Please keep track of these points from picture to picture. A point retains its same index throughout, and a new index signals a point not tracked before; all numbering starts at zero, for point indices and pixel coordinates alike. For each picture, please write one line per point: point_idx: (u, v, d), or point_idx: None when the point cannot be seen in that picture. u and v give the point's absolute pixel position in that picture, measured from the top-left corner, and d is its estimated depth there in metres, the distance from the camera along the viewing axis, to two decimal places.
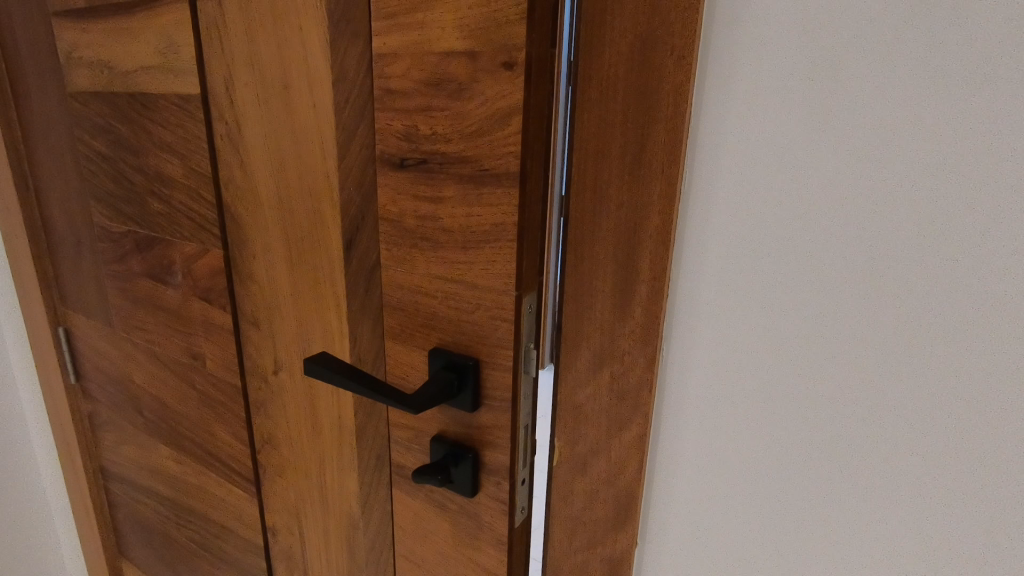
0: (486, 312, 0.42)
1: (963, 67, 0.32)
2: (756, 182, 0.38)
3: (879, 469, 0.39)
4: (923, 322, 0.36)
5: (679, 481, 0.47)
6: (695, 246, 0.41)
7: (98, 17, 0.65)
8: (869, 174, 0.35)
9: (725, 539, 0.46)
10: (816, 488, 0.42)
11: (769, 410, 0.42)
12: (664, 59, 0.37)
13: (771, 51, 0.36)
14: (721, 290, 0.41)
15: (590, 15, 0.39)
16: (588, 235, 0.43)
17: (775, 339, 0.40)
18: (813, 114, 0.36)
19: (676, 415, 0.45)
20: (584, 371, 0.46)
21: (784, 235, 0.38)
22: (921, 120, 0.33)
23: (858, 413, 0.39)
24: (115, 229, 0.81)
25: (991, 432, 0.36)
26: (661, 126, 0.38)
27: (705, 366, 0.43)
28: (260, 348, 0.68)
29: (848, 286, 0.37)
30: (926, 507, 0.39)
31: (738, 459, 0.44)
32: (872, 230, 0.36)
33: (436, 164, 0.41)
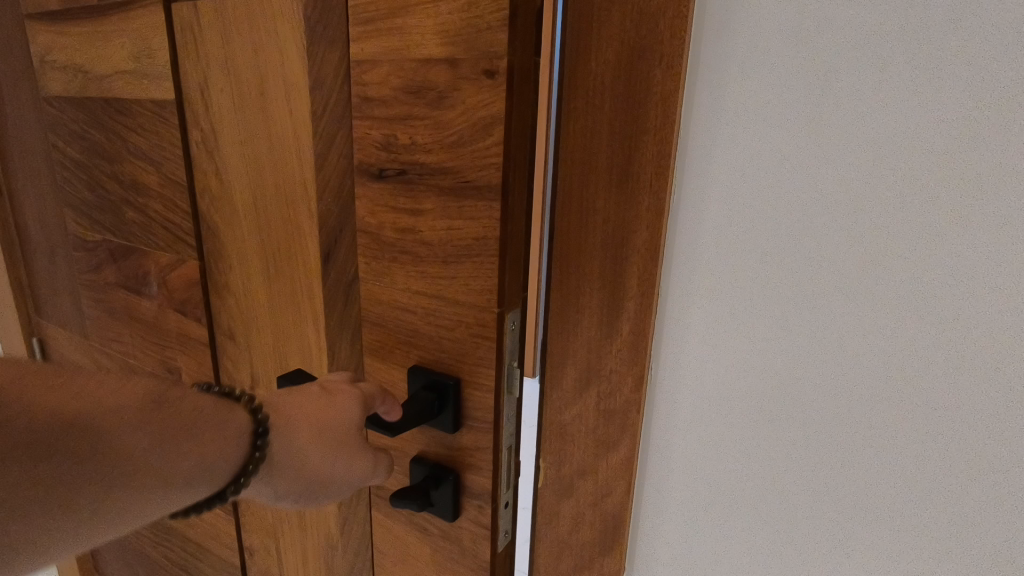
0: (467, 329, 0.41)
1: (948, 79, 0.33)
2: (746, 188, 0.39)
3: (869, 476, 0.39)
4: (913, 329, 0.36)
5: (670, 490, 0.46)
6: (686, 252, 0.41)
7: (72, 21, 0.63)
8: (856, 182, 0.36)
9: (716, 548, 0.46)
10: (807, 495, 0.42)
11: (759, 415, 0.42)
12: (652, 68, 0.37)
13: (761, 62, 0.37)
14: (712, 296, 0.41)
15: (577, 25, 0.39)
16: (575, 246, 0.42)
17: (764, 344, 0.40)
18: (801, 122, 0.37)
19: (667, 422, 0.45)
20: (570, 392, 0.46)
21: (773, 241, 0.39)
22: (906, 129, 0.34)
23: (846, 418, 0.39)
24: (90, 237, 0.78)
25: (982, 439, 0.36)
26: (648, 137, 0.38)
27: (695, 373, 0.43)
28: (236, 363, 0.66)
29: (836, 292, 0.38)
30: (918, 516, 0.39)
31: (729, 466, 0.44)
32: (860, 236, 0.36)
33: (415, 175, 0.39)
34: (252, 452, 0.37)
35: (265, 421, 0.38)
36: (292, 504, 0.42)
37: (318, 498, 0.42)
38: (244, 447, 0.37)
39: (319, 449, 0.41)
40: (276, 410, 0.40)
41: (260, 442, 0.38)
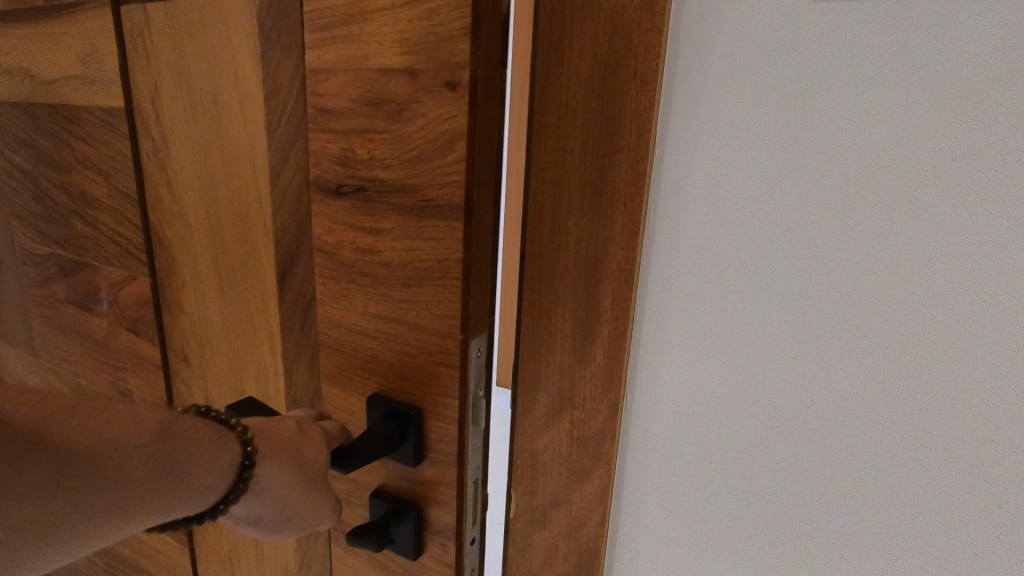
0: (429, 357, 0.38)
1: (922, 97, 0.33)
2: (724, 201, 0.39)
3: (847, 484, 0.40)
4: (890, 340, 0.37)
5: (649, 501, 0.46)
6: (663, 265, 0.41)
7: (18, 22, 0.60)
8: (833, 196, 0.36)
9: (697, 559, 0.46)
10: (785, 504, 0.42)
11: (737, 427, 0.42)
12: (626, 82, 0.35)
13: (738, 77, 0.37)
14: (689, 311, 0.41)
15: (546, 38, 0.37)
16: (546, 268, 0.40)
17: (743, 357, 0.40)
18: (781, 136, 0.37)
19: (644, 434, 0.45)
20: (541, 419, 0.43)
21: (751, 255, 0.39)
22: (882, 145, 0.35)
23: (824, 427, 0.40)
24: (38, 249, 0.74)
25: (956, 444, 0.37)
26: (622, 156, 0.37)
27: (674, 386, 0.43)
28: (190, 386, 0.62)
29: (812, 306, 0.38)
30: (895, 520, 0.40)
31: (707, 478, 0.44)
32: (835, 251, 0.37)
33: (373, 192, 0.36)
34: (235, 484, 0.37)
35: (255, 453, 0.37)
36: (253, 531, 0.41)
37: (282, 529, 0.41)
38: (229, 476, 0.36)
39: (296, 482, 0.40)
40: (265, 435, 0.39)
41: (247, 472, 0.37)
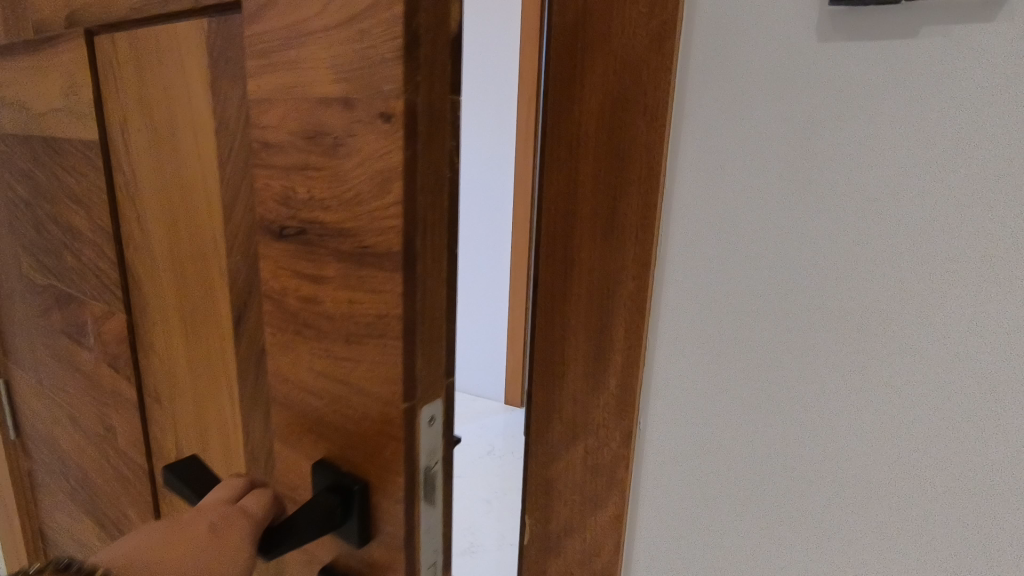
0: (373, 425, 0.33)
1: (884, 140, 0.44)
2: (723, 226, 0.51)
3: (831, 446, 0.51)
4: (860, 333, 0.48)
5: (661, 473, 0.58)
6: (674, 273, 0.53)
7: (13, 55, 0.59)
8: (811, 220, 0.47)
9: (697, 521, 0.58)
10: (777, 467, 0.53)
11: (736, 404, 0.53)
12: (636, 118, 0.48)
13: (739, 116, 0.48)
14: (695, 312, 0.53)
15: (560, 106, 0.51)
16: (567, 282, 0.53)
17: (743, 346, 0.52)
18: (774, 168, 0.48)
19: (659, 413, 0.57)
20: (561, 443, 0.57)
21: (749, 267, 0.50)
22: (849, 178, 0.46)
23: (806, 401, 0.51)
24: (37, 276, 0.73)
25: (920, 413, 0.47)
26: (633, 181, 0.49)
27: (686, 371, 0.55)
28: (162, 430, 0.58)
29: (799, 301, 0.49)
30: (870, 480, 0.50)
31: (711, 451, 0.56)
32: (814, 263, 0.48)
33: (314, 236, 0.32)
34: None
35: None
36: None
37: None
38: None
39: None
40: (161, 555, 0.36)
41: None
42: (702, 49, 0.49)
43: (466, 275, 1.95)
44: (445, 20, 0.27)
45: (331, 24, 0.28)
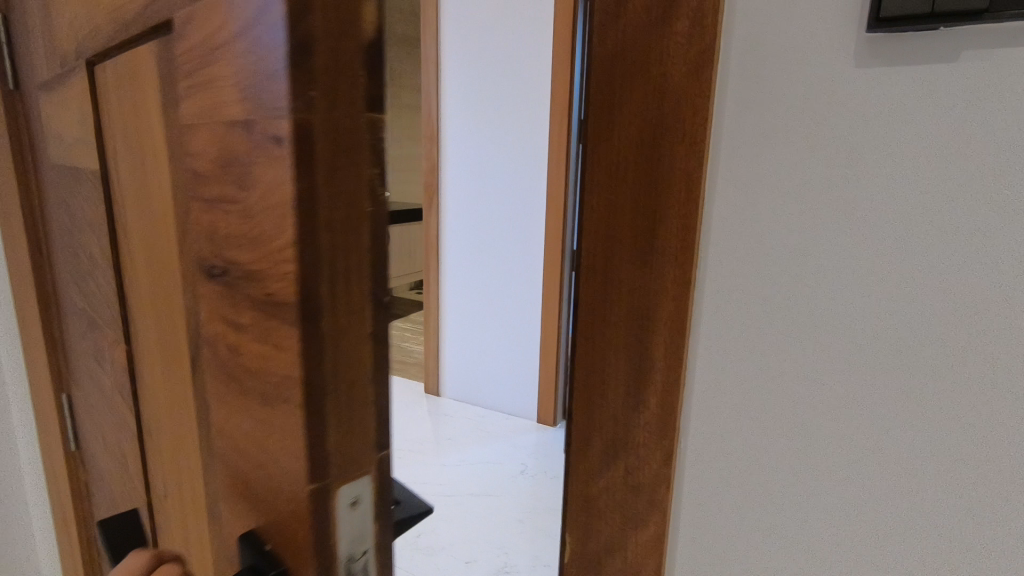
0: (284, 501, 0.28)
1: (914, 185, 0.49)
2: (760, 264, 0.55)
3: (862, 476, 0.54)
4: (887, 370, 0.52)
5: (701, 495, 0.63)
6: (715, 305, 0.58)
7: (51, 90, 0.62)
8: (841, 264, 0.52)
9: (736, 542, 0.62)
10: (812, 491, 0.57)
11: (768, 435, 0.58)
12: (672, 152, 0.56)
13: (771, 161, 0.54)
14: (732, 346, 0.58)
15: (606, 144, 0.60)
16: (609, 297, 0.63)
17: (775, 383, 0.57)
18: (808, 214, 0.53)
19: (700, 437, 0.62)
20: (605, 457, 0.66)
21: (786, 304, 0.55)
22: (877, 223, 0.50)
23: (837, 428, 0.55)
24: (67, 295, 0.75)
25: (951, 443, 0.50)
26: (671, 207, 0.57)
27: (723, 401, 0.60)
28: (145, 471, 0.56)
29: (828, 338, 0.54)
30: (903, 508, 0.53)
31: (749, 476, 0.60)
32: (843, 300, 0.52)
33: (232, 277, 0.28)
34: None
35: None
36: None
37: None
38: None
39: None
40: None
41: None
42: (741, 75, 0.54)
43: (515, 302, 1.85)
44: (353, 24, 0.22)
45: (236, 31, 0.23)
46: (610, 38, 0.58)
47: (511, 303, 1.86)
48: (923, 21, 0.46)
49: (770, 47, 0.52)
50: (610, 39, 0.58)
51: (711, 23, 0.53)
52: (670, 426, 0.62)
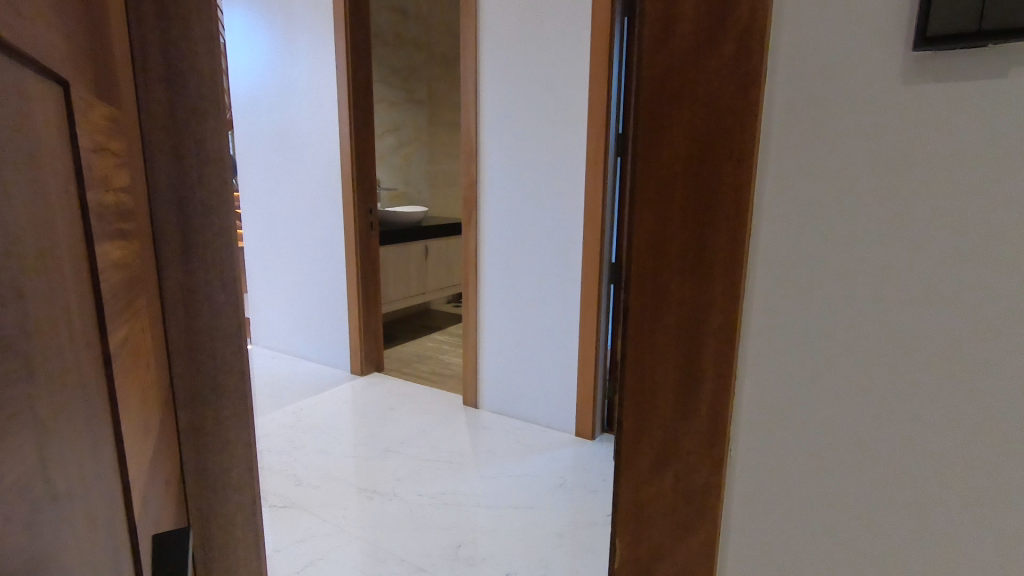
0: None
1: (976, 154, 0.50)
2: (802, 247, 0.57)
3: (907, 461, 0.56)
4: (926, 343, 0.54)
5: (755, 482, 0.63)
6: (761, 292, 0.59)
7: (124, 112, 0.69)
8: (862, 246, 0.54)
9: (788, 524, 0.63)
10: (852, 475, 0.59)
11: (813, 418, 0.59)
12: (724, 142, 0.56)
13: (821, 149, 0.55)
14: (780, 330, 0.59)
15: (649, 129, 0.59)
16: (660, 290, 0.62)
17: (822, 367, 0.58)
18: (856, 206, 0.54)
19: (748, 424, 0.62)
20: (653, 463, 0.65)
21: (839, 289, 0.56)
22: (912, 211, 0.52)
23: (888, 407, 0.56)
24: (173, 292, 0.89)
25: (993, 450, 0.53)
26: (723, 190, 0.57)
27: (769, 387, 0.61)
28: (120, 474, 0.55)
29: (879, 314, 0.55)
30: (914, 479, 0.56)
31: (792, 461, 0.61)
32: (860, 285, 0.55)
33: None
34: None
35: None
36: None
37: None
38: None
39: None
40: None
41: None
42: (789, 93, 0.55)
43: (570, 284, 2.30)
44: None
45: None
46: (658, 63, 0.58)
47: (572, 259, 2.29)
48: (971, 40, 0.48)
49: (815, 42, 0.53)
50: (657, 65, 0.58)
51: (758, 49, 0.54)
52: (720, 434, 0.62)
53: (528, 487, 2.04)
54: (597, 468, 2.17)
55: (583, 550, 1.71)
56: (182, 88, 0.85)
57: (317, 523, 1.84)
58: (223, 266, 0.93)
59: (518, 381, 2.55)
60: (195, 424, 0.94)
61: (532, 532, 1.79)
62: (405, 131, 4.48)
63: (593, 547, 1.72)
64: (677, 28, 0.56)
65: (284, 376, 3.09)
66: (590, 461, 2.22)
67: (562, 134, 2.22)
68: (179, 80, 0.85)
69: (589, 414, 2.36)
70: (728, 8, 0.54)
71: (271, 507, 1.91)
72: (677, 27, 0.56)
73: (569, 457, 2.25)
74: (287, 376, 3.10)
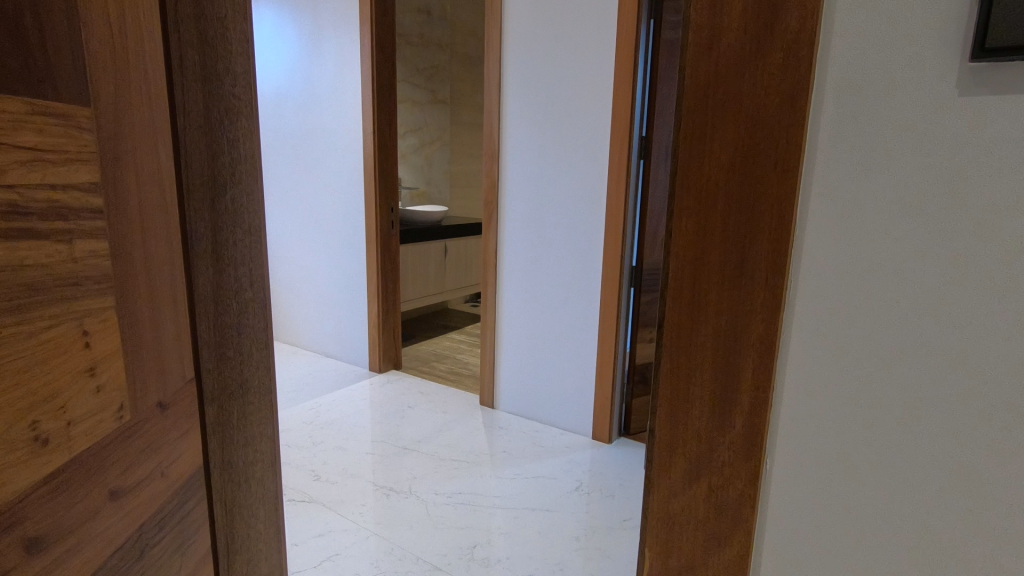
0: None
1: (1011, 166, 0.49)
2: (841, 254, 0.56)
3: (945, 472, 0.55)
4: (965, 355, 0.53)
5: (788, 492, 0.62)
6: (799, 300, 0.58)
7: (148, 100, 0.70)
8: (902, 253, 0.53)
9: (821, 534, 0.62)
10: (889, 485, 0.58)
11: (849, 427, 0.58)
12: (769, 150, 0.55)
13: (864, 158, 0.54)
14: (815, 338, 0.58)
15: (693, 138, 0.59)
16: (699, 300, 0.61)
17: (860, 376, 0.57)
18: (895, 214, 0.53)
19: (781, 433, 0.62)
20: (684, 474, 0.65)
21: (876, 296, 0.55)
22: (953, 220, 0.51)
23: (924, 418, 0.55)
24: (201, 275, 0.84)
25: None
26: (767, 199, 0.56)
27: (803, 395, 0.60)
28: (47, 462, 0.53)
29: (919, 323, 0.54)
30: (953, 493, 0.55)
31: (827, 469, 0.60)
32: (901, 293, 0.54)
33: None
34: None
35: None
36: None
37: None
38: None
39: None
40: None
41: None
42: (838, 100, 0.54)
43: (592, 284, 2.30)
44: None
45: None
46: (703, 70, 0.57)
47: (592, 260, 2.28)
48: None
49: (862, 53, 0.52)
50: (702, 72, 0.57)
51: (806, 57, 0.53)
52: (757, 447, 0.61)
53: (544, 489, 2.04)
54: (612, 473, 2.15)
55: (598, 555, 1.70)
56: (216, 90, 0.86)
57: (333, 518, 1.86)
58: (245, 263, 0.95)
59: (536, 383, 2.54)
60: (224, 420, 0.92)
61: (544, 536, 1.78)
62: (426, 130, 4.50)
63: (608, 552, 1.71)
64: (723, 34, 0.56)
65: (304, 372, 3.13)
66: (606, 465, 2.20)
67: (585, 137, 2.22)
68: (214, 80, 0.85)
69: (606, 418, 2.35)
70: (778, 15, 0.53)
71: (290, 501, 1.94)
72: (723, 33, 0.56)
73: (585, 460, 2.24)
74: (306, 371, 3.14)
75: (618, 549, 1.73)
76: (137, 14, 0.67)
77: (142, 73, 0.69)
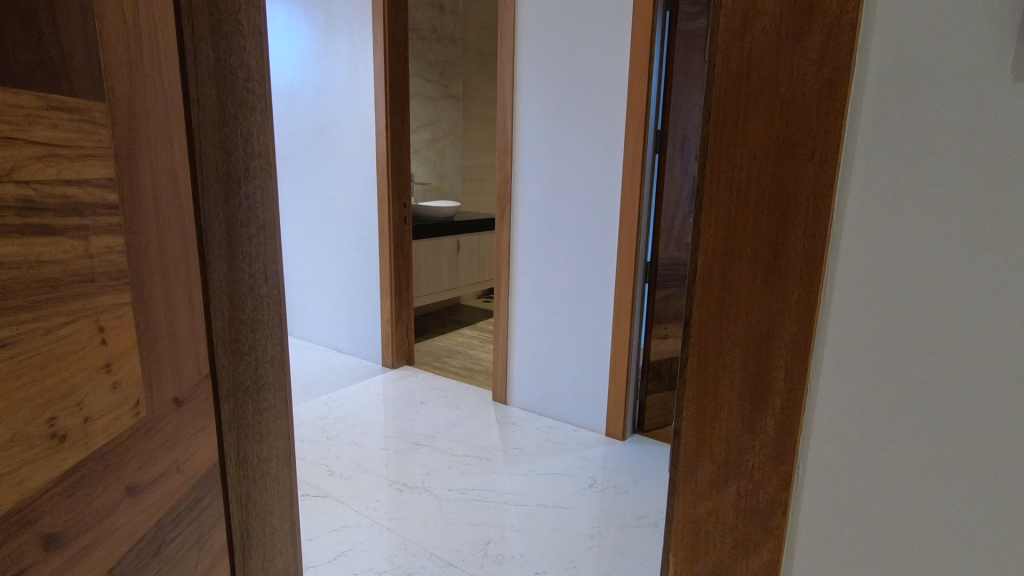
0: None
1: None
2: (880, 247, 0.54)
3: (987, 472, 0.53)
4: (1010, 352, 0.51)
5: (821, 493, 0.60)
6: (836, 296, 0.56)
7: (163, 93, 0.69)
8: (945, 247, 0.51)
9: (855, 536, 0.60)
10: (928, 485, 0.56)
11: (887, 427, 0.56)
12: (806, 140, 0.52)
13: (906, 146, 0.51)
14: (852, 335, 0.56)
15: (724, 128, 0.56)
16: (728, 296, 0.58)
17: (898, 374, 0.55)
18: (938, 206, 0.51)
19: (814, 433, 0.59)
20: (711, 476, 0.63)
21: (917, 291, 0.53)
22: (999, 213, 0.49)
23: (966, 417, 0.53)
24: (216, 269, 0.83)
25: None
26: (803, 191, 0.53)
27: (838, 395, 0.58)
28: (66, 458, 0.52)
29: (962, 320, 0.52)
30: (996, 495, 0.53)
31: (862, 470, 0.58)
32: (943, 289, 0.52)
33: None
34: None
35: None
36: None
37: None
38: None
39: None
40: None
41: None
42: (879, 87, 0.51)
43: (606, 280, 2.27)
44: None
45: None
46: (735, 56, 0.55)
47: (607, 255, 2.26)
48: None
49: (904, 38, 0.50)
50: (735, 58, 0.55)
51: (846, 42, 0.50)
52: (790, 449, 0.59)
53: (559, 486, 2.02)
54: (627, 470, 2.13)
55: (614, 552, 1.68)
56: (230, 84, 0.85)
57: (348, 513, 1.86)
58: (260, 258, 0.94)
59: (549, 379, 2.53)
60: (239, 416, 0.91)
61: (559, 533, 1.76)
62: (438, 125, 4.48)
63: (624, 549, 1.69)
64: (757, 19, 0.53)
65: (317, 368, 3.14)
66: (620, 461, 2.18)
67: (599, 131, 2.18)
68: (227, 74, 0.84)
69: (620, 415, 2.33)
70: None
71: (305, 496, 1.95)
72: (757, 17, 0.53)
73: (599, 457, 2.22)
74: (320, 366, 3.15)
75: (633, 546, 1.71)
76: (151, 5, 0.66)
77: (157, 65, 0.68)
